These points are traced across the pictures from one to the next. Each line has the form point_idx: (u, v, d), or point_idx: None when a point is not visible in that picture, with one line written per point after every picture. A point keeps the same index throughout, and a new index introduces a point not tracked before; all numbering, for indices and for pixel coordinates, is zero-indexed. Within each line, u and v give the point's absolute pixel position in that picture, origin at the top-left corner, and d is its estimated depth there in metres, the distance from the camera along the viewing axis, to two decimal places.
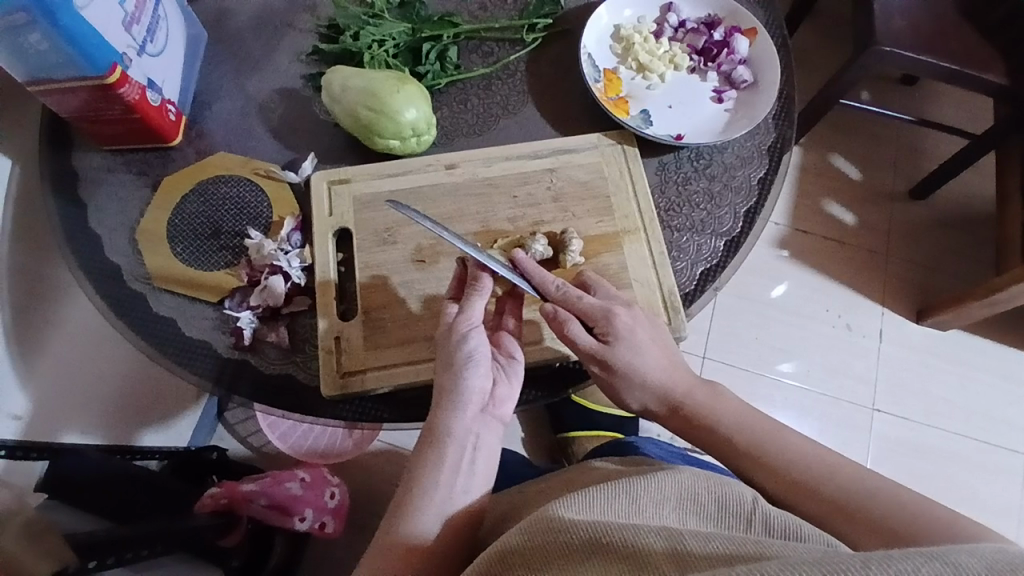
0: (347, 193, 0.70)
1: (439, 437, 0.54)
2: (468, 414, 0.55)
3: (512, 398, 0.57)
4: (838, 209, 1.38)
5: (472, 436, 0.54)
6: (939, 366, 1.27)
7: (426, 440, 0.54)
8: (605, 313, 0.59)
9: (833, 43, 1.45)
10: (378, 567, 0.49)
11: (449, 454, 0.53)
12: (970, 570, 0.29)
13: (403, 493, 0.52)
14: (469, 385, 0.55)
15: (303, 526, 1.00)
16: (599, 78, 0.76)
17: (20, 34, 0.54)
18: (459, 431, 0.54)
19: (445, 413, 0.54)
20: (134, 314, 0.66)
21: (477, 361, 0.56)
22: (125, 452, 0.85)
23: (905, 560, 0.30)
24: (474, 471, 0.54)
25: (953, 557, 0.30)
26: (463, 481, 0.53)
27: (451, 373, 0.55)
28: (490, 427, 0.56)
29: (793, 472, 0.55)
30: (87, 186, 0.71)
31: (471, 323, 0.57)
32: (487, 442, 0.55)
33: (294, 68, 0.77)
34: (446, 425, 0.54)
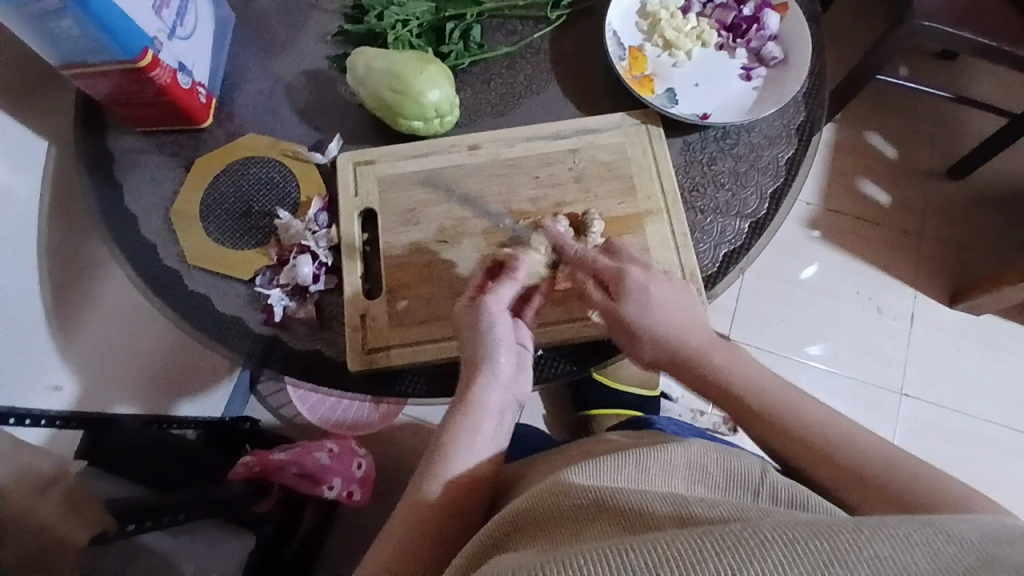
0: (373, 173, 0.71)
1: (472, 410, 0.55)
2: (499, 392, 0.56)
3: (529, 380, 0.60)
4: (871, 188, 1.34)
5: (497, 411, 0.56)
6: (971, 351, 1.24)
7: (458, 410, 0.55)
8: (618, 272, 0.60)
9: (871, 15, 1.39)
10: (402, 529, 0.50)
11: (483, 427, 0.55)
12: (962, 537, 0.32)
13: (429, 459, 0.54)
14: (498, 364, 0.57)
15: (331, 494, 1.05)
16: (624, 56, 0.75)
17: (52, 20, 0.56)
18: (490, 404, 0.56)
19: (479, 389, 0.56)
20: (169, 290, 0.69)
21: (505, 343, 0.57)
22: (162, 422, 0.90)
23: (895, 525, 0.32)
24: (495, 444, 0.56)
25: (948, 526, 0.33)
26: (488, 449, 0.55)
27: (484, 355, 0.57)
28: (510, 404, 0.57)
29: (807, 438, 0.52)
30: (123, 167, 0.74)
31: (500, 301, 0.59)
32: (505, 418, 0.57)
33: (319, 49, 0.78)
34: (481, 398, 0.55)
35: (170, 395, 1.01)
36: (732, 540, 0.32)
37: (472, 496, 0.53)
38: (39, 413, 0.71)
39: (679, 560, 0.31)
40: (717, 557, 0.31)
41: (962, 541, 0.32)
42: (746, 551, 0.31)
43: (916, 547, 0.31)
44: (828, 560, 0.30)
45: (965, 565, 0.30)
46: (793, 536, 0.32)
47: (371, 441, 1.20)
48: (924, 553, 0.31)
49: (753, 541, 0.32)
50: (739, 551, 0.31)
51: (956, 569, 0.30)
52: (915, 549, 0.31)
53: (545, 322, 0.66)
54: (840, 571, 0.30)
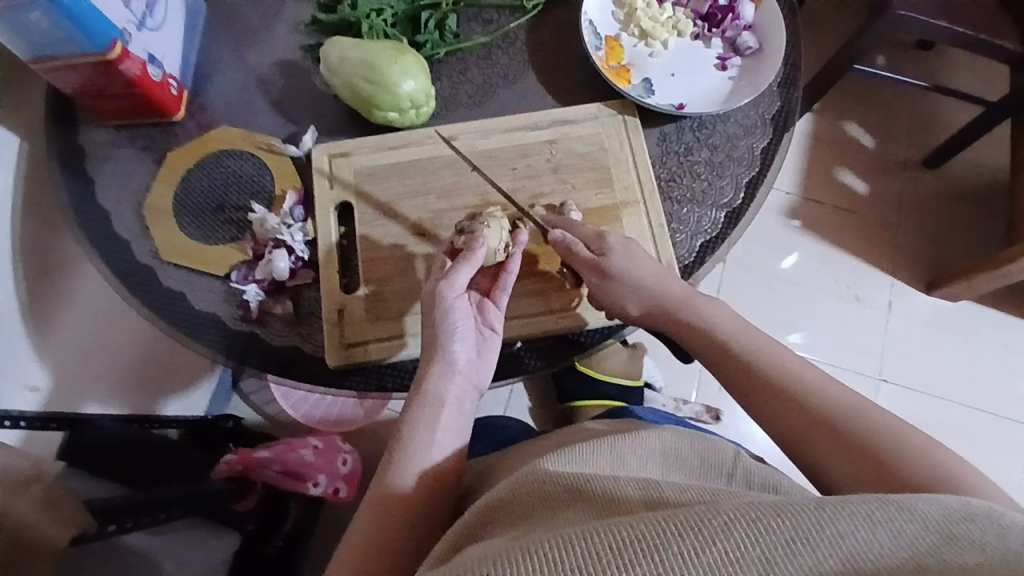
0: (349, 166, 0.70)
1: (428, 399, 0.55)
2: (457, 381, 0.56)
3: (490, 368, 0.60)
4: (850, 178, 1.36)
5: (456, 401, 0.56)
6: (946, 337, 1.27)
7: (415, 401, 0.55)
8: (597, 235, 0.63)
9: (849, 5, 1.40)
10: (374, 520, 0.50)
11: (441, 416, 0.55)
12: (925, 515, 0.32)
13: (391, 452, 0.54)
14: (452, 354, 0.57)
15: (317, 492, 1.06)
16: (601, 46, 0.75)
17: (21, 13, 0.54)
18: (448, 394, 0.56)
19: (435, 379, 0.56)
20: (143, 287, 0.67)
21: (459, 333, 0.58)
22: (142, 422, 0.89)
23: (860, 502, 0.33)
24: (457, 435, 0.55)
25: (913, 504, 0.33)
26: (449, 438, 0.55)
27: (440, 344, 0.57)
28: (469, 395, 0.57)
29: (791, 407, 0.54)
30: (92, 161, 0.72)
31: (455, 290, 0.58)
32: (465, 409, 0.56)
33: (292, 39, 0.76)
34: (437, 389, 0.55)
35: (149, 393, 1.00)
36: (699, 520, 0.32)
37: (445, 489, 0.53)
38: (11, 414, 0.69)
39: (645, 542, 0.32)
40: (684, 538, 0.32)
41: (924, 519, 0.32)
42: (711, 531, 0.32)
43: (877, 524, 0.32)
44: (791, 539, 0.31)
45: (924, 544, 0.31)
46: (755, 515, 0.32)
47: (355, 436, 1.20)
48: (886, 531, 0.32)
49: (717, 524, 0.32)
50: (704, 531, 0.32)
51: (915, 547, 0.31)
52: (876, 528, 0.31)
53: (523, 314, 0.66)
54: (802, 549, 0.31)
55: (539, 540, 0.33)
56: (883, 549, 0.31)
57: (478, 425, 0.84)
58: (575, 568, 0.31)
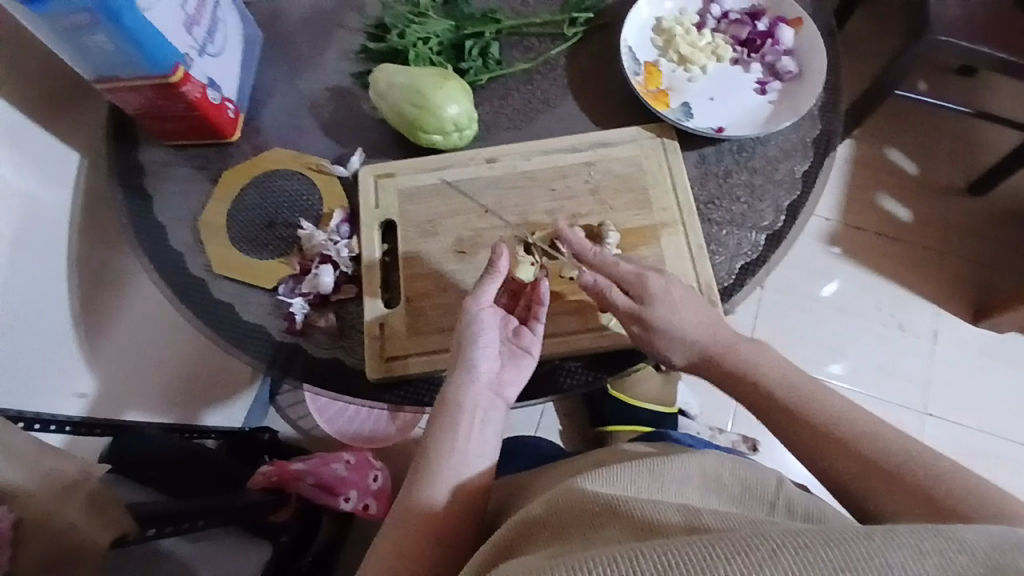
0: (393, 186, 0.73)
1: (450, 408, 0.56)
2: (477, 391, 0.57)
3: (518, 385, 0.59)
4: (891, 204, 1.33)
5: (479, 411, 0.57)
6: (997, 368, 1.21)
7: (440, 411, 0.56)
8: (639, 277, 0.61)
9: (888, 32, 1.39)
10: (402, 535, 0.50)
11: (460, 426, 0.55)
12: (973, 545, 0.31)
13: (417, 462, 0.54)
14: (476, 363, 0.58)
15: (347, 506, 1.05)
16: (639, 71, 0.76)
17: (87, 35, 0.59)
18: (470, 404, 0.56)
19: (457, 388, 0.57)
20: (194, 298, 0.71)
21: (485, 342, 0.59)
22: (184, 431, 0.93)
23: (911, 533, 0.32)
24: (483, 449, 0.55)
25: (960, 533, 0.32)
26: (473, 450, 0.55)
27: (463, 352, 0.58)
28: (495, 407, 0.58)
29: (830, 432, 0.54)
30: (153, 180, 0.77)
31: (483, 301, 0.60)
32: (492, 421, 0.57)
33: (343, 66, 0.80)
34: (459, 398, 0.56)
35: (191, 404, 1.02)
36: (741, 545, 0.32)
37: (475, 504, 0.53)
38: (59, 419, 0.74)
39: (687, 564, 0.31)
40: (728, 562, 0.31)
41: (973, 550, 0.31)
42: (757, 556, 0.31)
43: (926, 556, 0.31)
44: (837, 569, 0.30)
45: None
46: (803, 543, 0.32)
47: (387, 453, 1.21)
48: (935, 563, 0.30)
49: (762, 551, 0.31)
50: (749, 556, 0.31)
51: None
52: (925, 560, 0.30)
53: (561, 332, 0.67)
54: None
55: (579, 560, 0.33)
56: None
57: (510, 444, 0.85)
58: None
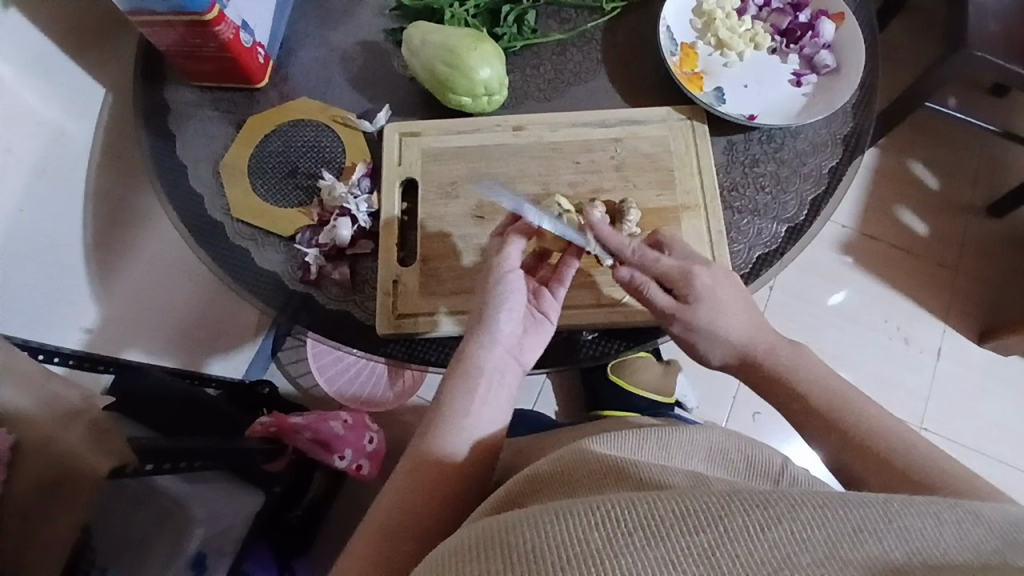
0: (417, 145, 0.72)
1: (469, 367, 0.56)
2: (496, 353, 0.57)
3: (537, 352, 0.60)
4: (909, 217, 1.32)
5: (498, 374, 0.57)
6: (998, 392, 1.21)
7: (457, 369, 0.56)
8: (684, 274, 0.59)
9: (926, 43, 1.37)
10: (415, 482, 0.51)
11: (477, 385, 0.55)
12: (992, 520, 0.32)
13: (431, 417, 0.55)
14: (498, 328, 0.58)
15: (341, 464, 1.06)
16: (675, 51, 0.75)
17: None
18: (488, 367, 0.56)
19: (476, 348, 0.57)
20: (210, 240, 0.71)
21: (509, 308, 0.59)
22: (188, 377, 0.94)
23: (927, 502, 0.33)
24: (496, 411, 0.56)
25: (979, 509, 0.33)
26: (488, 411, 0.55)
27: (486, 315, 0.58)
28: (512, 370, 0.58)
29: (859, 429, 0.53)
30: (177, 119, 0.76)
31: (510, 264, 0.60)
32: (508, 383, 0.57)
33: (376, 21, 0.79)
34: (477, 360, 0.56)
35: (195, 352, 1.03)
36: (758, 499, 0.33)
37: (484, 464, 0.54)
38: (63, 350, 0.73)
39: (705, 512, 0.32)
40: (746, 513, 0.32)
41: (990, 524, 0.32)
42: (775, 510, 0.32)
43: (943, 524, 0.31)
44: (856, 528, 0.31)
45: (990, 548, 0.30)
46: (817, 502, 0.32)
47: (384, 416, 1.22)
48: (953, 531, 0.31)
49: (777, 506, 0.32)
50: (767, 510, 0.32)
51: (982, 547, 0.30)
52: (942, 527, 0.31)
53: (573, 305, 0.67)
54: (865, 538, 0.31)
55: (600, 500, 0.34)
56: (947, 546, 0.30)
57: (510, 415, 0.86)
58: (635, 529, 0.32)
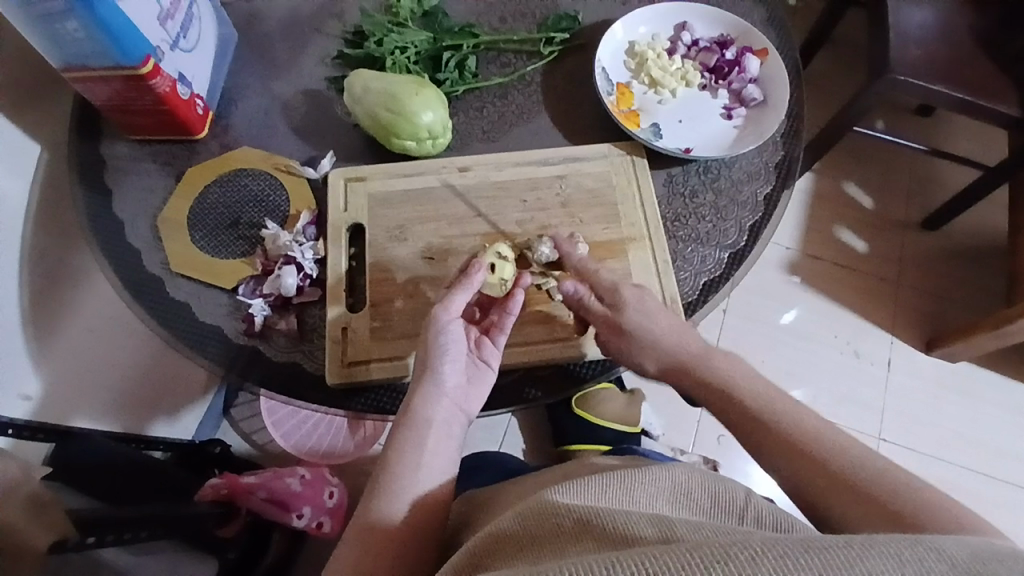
0: (364, 190, 0.72)
1: (414, 422, 0.55)
2: (445, 406, 0.57)
3: (482, 397, 0.60)
4: (849, 236, 1.38)
5: (444, 424, 0.56)
6: (946, 398, 1.26)
7: (402, 423, 0.56)
8: (613, 287, 0.62)
9: (848, 73, 1.47)
10: (358, 545, 0.50)
11: (424, 441, 0.55)
12: (953, 556, 0.32)
13: (378, 473, 0.54)
14: (442, 376, 0.57)
15: (299, 523, 1.02)
16: (612, 91, 0.78)
17: (58, 21, 0.58)
18: (435, 418, 0.56)
19: (421, 399, 0.56)
20: (150, 297, 0.68)
21: (452, 355, 0.58)
22: (135, 442, 0.89)
23: (886, 541, 0.33)
24: (446, 461, 0.55)
25: (940, 544, 0.33)
26: (436, 463, 0.55)
27: (430, 365, 0.58)
28: (458, 419, 0.58)
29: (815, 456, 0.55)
30: (114, 174, 0.74)
31: (449, 312, 0.60)
32: (454, 433, 0.57)
33: (318, 70, 0.80)
34: (424, 411, 0.56)
35: (139, 412, 0.98)
36: (723, 554, 0.32)
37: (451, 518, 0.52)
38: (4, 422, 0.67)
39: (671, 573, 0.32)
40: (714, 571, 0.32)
41: (951, 558, 0.32)
42: (736, 564, 0.32)
43: (905, 565, 0.32)
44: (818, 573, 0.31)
45: None
46: (782, 552, 0.32)
47: (345, 468, 1.17)
48: (915, 570, 0.31)
49: (746, 558, 0.32)
50: (729, 565, 0.32)
51: None
52: (905, 568, 0.31)
53: (528, 341, 0.67)
54: None
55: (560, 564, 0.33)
56: None
57: (475, 458, 0.84)
58: None
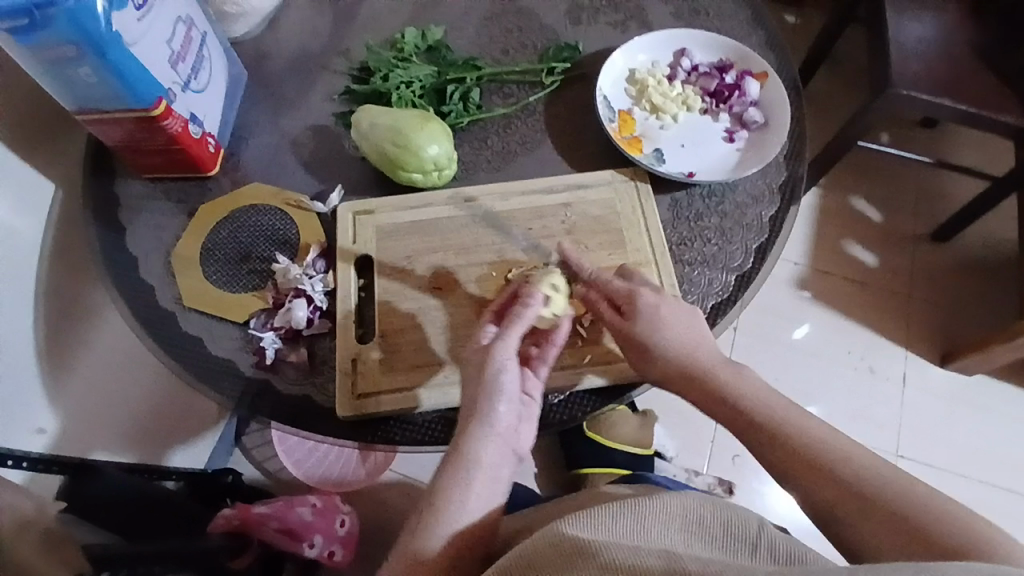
0: (371, 223, 0.73)
1: (469, 458, 0.55)
2: (498, 444, 0.57)
3: (529, 436, 0.60)
4: (858, 250, 1.38)
5: (495, 463, 0.56)
6: (964, 412, 1.24)
7: (456, 459, 0.55)
8: (629, 292, 0.64)
9: (850, 89, 1.48)
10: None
11: (478, 478, 0.55)
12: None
13: (426, 509, 0.54)
14: (498, 415, 0.57)
15: (313, 553, 1.03)
16: (614, 118, 0.79)
17: (71, 67, 0.60)
18: (489, 456, 0.56)
19: (477, 437, 0.56)
20: (163, 333, 0.69)
21: (510, 394, 0.58)
22: (147, 473, 0.89)
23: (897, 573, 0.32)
24: (494, 498, 0.56)
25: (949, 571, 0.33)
26: (486, 500, 0.55)
27: (488, 402, 0.57)
28: (509, 457, 0.58)
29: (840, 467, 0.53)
30: (128, 212, 0.76)
31: (509, 351, 0.59)
32: (504, 471, 0.57)
33: (326, 106, 0.82)
34: (478, 448, 0.56)
35: (152, 443, 0.99)
36: None
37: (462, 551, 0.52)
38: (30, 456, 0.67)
39: None
40: None
41: None
42: None
43: None
44: None
45: None
46: None
47: (357, 496, 1.17)
48: None
49: None
50: None
51: None
52: None
53: None
54: None
55: None
56: None
57: None
58: None
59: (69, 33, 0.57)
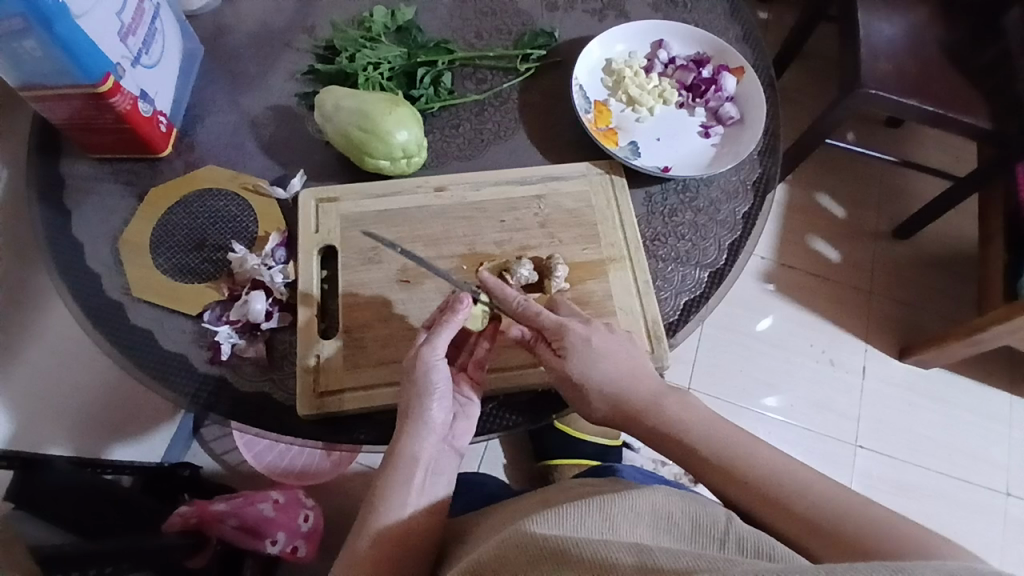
0: (335, 211, 0.70)
1: (402, 460, 0.55)
2: (433, 443, 0.57)
3: (469, 431, 0.60)
4: (823, 246, 1.40)
5: (431, 461, 0.57)
6: (918, 402, 1.28)
7: (391, 462, 0.55)
8: (558, 326, 0.59)
9: (820, 86, 1.50)
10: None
11: (414, 479, 0.55)
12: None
13: (366, 508, 0.55)
14: (431, 415, 0.57)
15: (273, 550, 0.99)
16: (590, 109, 0.78)
17: (14, 40, 0.55)
18: (424, 456, 0.56)
19: (410, 438, 0.56)
20: (109, 325, 0.65)
21: (442, 394, 0.57)
22: (95, 466, 0.82)
23: (868, 571, 0.31)
24: (433, 496, 0.56)
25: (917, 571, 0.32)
26: (424, 499, 0.56)
27: (418, 403, 0.57)
28: (447, 454, 0.58)
29: (764, 486, 0.53)
30: (73, 195, 0.70)
31: (437, 353, 0.58)
32: (442, 469, 0.57)
33: (289, 86, 0.78)
34: (413, 449, 0.56)
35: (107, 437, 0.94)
36: None
37: None
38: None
39: None
40: None
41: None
42: None
43: None
44: None
45: None
46: None
47: (321, 490, 1.14)
48: None
49: None
50: None
51: None
52: None
53: (506, 366, 0.65)
54: None
55: None
56: None
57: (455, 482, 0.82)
58: None
59: (15, 5, 0.52)
